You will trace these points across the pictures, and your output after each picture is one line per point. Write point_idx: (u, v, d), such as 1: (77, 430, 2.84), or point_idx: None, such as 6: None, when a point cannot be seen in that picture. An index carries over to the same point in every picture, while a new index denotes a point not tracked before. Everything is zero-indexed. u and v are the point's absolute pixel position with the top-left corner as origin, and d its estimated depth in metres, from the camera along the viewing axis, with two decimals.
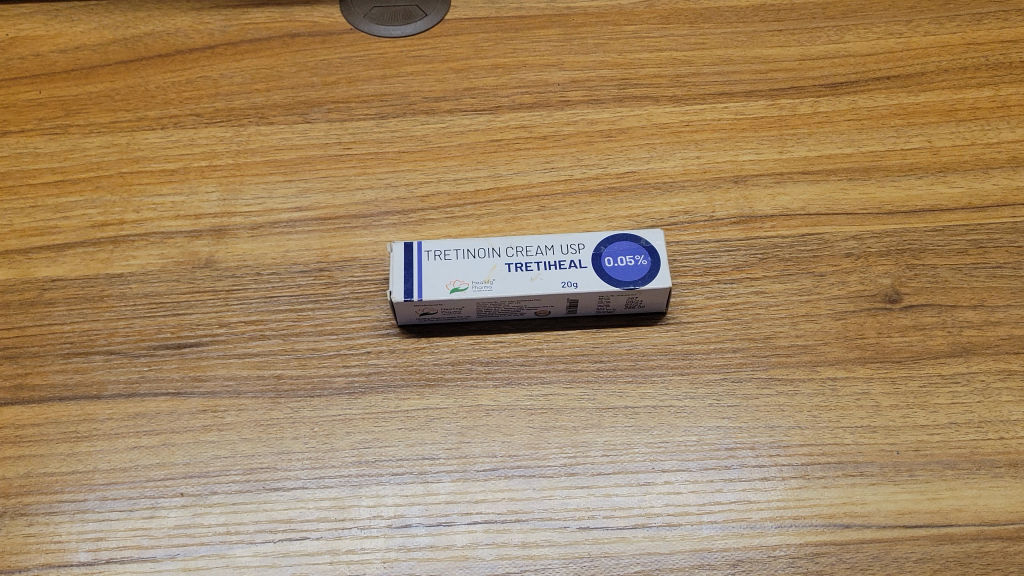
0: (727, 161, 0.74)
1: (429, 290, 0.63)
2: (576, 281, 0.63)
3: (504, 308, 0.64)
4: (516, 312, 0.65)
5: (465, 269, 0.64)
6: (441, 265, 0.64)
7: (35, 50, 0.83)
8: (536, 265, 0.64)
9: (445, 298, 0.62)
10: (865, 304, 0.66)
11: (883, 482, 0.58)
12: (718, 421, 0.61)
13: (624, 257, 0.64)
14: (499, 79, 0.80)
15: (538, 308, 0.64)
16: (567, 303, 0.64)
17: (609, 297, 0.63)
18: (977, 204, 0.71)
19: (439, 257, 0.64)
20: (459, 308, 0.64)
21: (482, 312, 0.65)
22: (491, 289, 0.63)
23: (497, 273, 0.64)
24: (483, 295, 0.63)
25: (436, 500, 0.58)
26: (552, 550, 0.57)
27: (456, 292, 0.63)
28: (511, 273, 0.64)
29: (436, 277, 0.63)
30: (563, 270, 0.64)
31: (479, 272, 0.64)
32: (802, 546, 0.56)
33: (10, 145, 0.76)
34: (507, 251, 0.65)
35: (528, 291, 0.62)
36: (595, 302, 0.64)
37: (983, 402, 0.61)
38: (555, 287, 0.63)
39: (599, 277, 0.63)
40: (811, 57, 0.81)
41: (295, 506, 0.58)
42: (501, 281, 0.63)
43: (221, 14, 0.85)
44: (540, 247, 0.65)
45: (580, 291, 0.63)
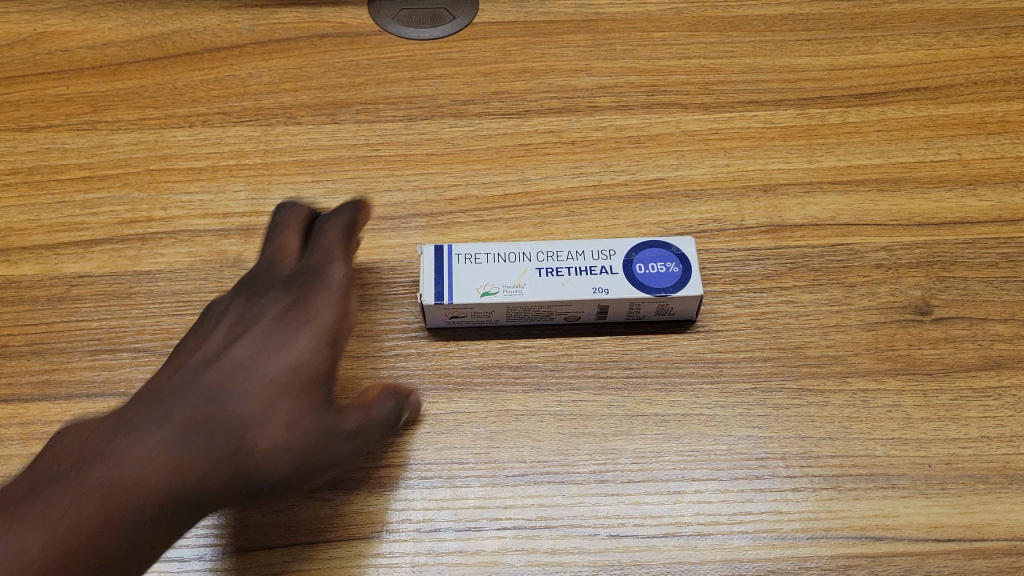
0: (757, 169, 0.74)
1: (460, 293, 0.62)
2: (607, 287, 0.63)
3: (534, 312, 0.64)
4: (545, 317, 0.64)
5: (495, 274, 0.63)
6: (471, 270, 0.63)
7: (63, 46, 0.83)
8: (567, 271, 0.64)
9: (476, 301, 0.62)
10: (895, 316, 0.66)
11: (914, 495, 0.58)
12: (748, 431, 0.61)
13: (655, 264, 0.64)
14: (528, 84, 0.80)
15: (567, 314, 0.64)
16: (597, 309, 0.64)
17: (640, 304, 0.63)
18: (1007, 217, 0.70)
19: (469, 261, 0.64)
20: (489, 312, 0.63)
21: (511, 316, 0.64)
22: (523, 293, 0.62)
23: (528, 277, 0.63)
24: (515, 300, 0.62)
25: (465, 505, 0.58)
26: (582, 557, 0.56)
27: (487, 296, 0.62)
28: (541, 278, 0.63)
29: (466, 281, 0.63)
30: (594, 276, 0.63)
31: (509, 276, 0.63)
32: (834, 558, 0.56)
33: (38, 141, 0.76)
34: (538, 256, 0.64)
35: (560, 296, 0.62)
36: (625, 309, 0.64)
37: (1014, 417, 0.61)
38: (586, 292, 0.62)
39: (630, 283, 0.63)
40: (840, 67, 0.80)
41: (324, 508, 0.58)
42: (532, 285, 0.63)
43: (249, 13, 0.85)
44: (571, 253, 0.64)
45: (611, 297, 0.62)
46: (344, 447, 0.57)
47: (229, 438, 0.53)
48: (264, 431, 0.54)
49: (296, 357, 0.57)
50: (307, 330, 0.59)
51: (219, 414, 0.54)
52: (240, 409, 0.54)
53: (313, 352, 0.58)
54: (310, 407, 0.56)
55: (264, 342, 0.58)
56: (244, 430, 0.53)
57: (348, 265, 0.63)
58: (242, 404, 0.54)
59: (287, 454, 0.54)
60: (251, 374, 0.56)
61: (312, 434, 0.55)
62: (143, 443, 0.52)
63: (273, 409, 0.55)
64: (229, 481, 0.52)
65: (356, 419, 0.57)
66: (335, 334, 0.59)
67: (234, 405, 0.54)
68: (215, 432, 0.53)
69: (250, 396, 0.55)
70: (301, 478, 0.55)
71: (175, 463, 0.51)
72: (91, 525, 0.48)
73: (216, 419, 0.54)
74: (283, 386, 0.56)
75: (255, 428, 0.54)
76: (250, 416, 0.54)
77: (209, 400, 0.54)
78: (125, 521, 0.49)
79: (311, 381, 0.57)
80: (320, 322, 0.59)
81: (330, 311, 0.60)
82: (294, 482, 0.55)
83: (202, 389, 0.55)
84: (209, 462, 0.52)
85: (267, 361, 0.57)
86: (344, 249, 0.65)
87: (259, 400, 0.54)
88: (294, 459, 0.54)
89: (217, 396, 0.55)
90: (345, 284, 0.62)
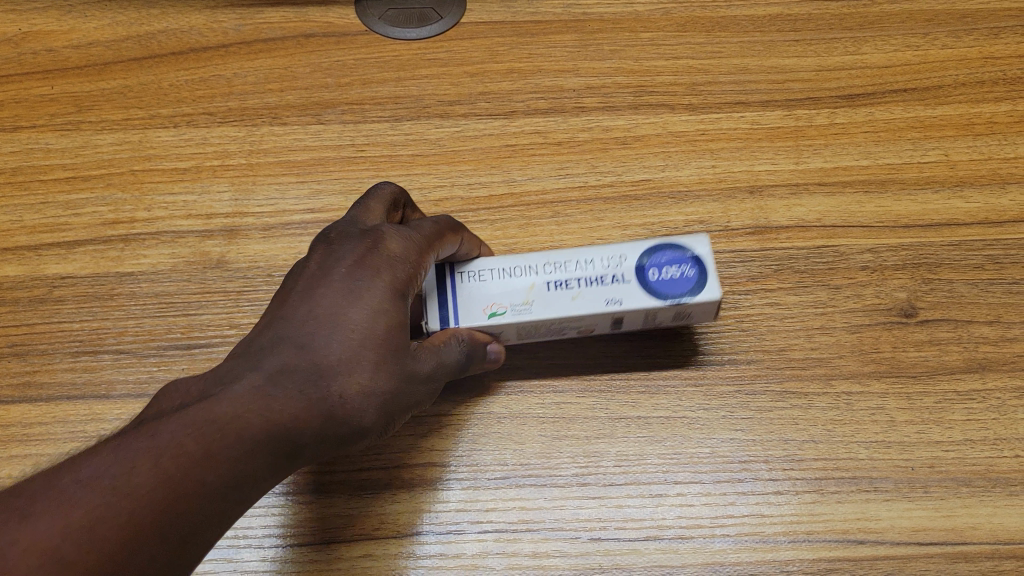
0: (743, 171, 0.74)
1: (465, 316, 0.60)
2: (620, 298, 0.60)
3: (546, 327, 0.62)
4: (558, 331, 0.62)
5: (501, 292, 0.61)
6: (476, 288, 0.61)
7: (48, 46, 0.83)
8: (577, 282, 0.61)
9: (483, 324, 0.60)
10: (880, 318, 0.65)
11: (896, 498, 0.58)
12: (731, 433, 0.61)
13: (670, 267, 0.60)
14: (514, 84, 0.79)
15: (581, 326, 0.62)
16: (611, 320, 0.61)
17: (655, 312, 0.60)
18: (994, 219, 0.70)
19: (473, 278, 0.61)
20: (498, 331, 0.61)
21: (523, 333, 0.62)
22: (532, 311, 0.60)
23: (536, 293, 0.61)
24: (523, 320, 0.60)
25: (446, 509, 0.58)
26: (563, 560, 0.56)
27: (494, 317, 0.60)
28: (550, 292, 0.60)
29: (472, 302, 0.61)
30: (606, 286, 0.60)
31: (517, 293, 0.61)
32: (815, 561, 0.56)
33: (22, 141, 0.76)
34: (546, 268, 0.61)
35: (570, 312, 0.60)
36: (640, 317, 0.61)
37: (998, 419, 0.60)
38: (598, 306, 0.60)
39: (644, 291, 0.60)
40: (828, 68, 0.80)
41: (303, 509, 0.58)
42: (541, 302, 0.60)
43: (235, 13, 0.85)
44: (580, 261, 0.61)
45: (625, 308, 0.60)
46: (424, 389, 0.55)
47: (324, 388, 0.49)
48: (354, 381, 0.50)
49: (378, 302, 0.52)
50: (385, 272, 0.54)
51: (309, 362, 0.50)
52: (330, 356, 0.50)
53: (394, 297, 0.53)
54: (396, 354, 0.52)
55: (340, 282, 0.53)
56: (334, 378, 0.50)
57: (432, 239, 0.58)
58: (333, 349, 0.50)
59: (377, 398, 0.51)
60: (336, 316, 0.51)
61: (399, 381, 0.52)
62: (233, 400, 0.47)
63: (364, 353, 0.51)
64: (321, 430, 0.49)
65: (437, 363, 0.56)
66: (411, 279, 0.55)
67: (323, 347, 0.50)
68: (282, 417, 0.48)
69: (340, 344, 0.50)
70: (386, 418, 0.53)
71: (270, 416, 0.47)
72: (190, 477, 0.45)
73: (307, 369, 0.49)
74: (373, 331, 0.51)
75: (343, 379, 0.50)
76: (341, 363, 0.50)
77: (294, 350, 0.50)
78: (223, 476, 0.46)
79: (397, 326, 0.53)
80: (395, 270, 0.54)
81: (407, 260, 0.55)
82: (381, 422, 0.53)
83: (287, 335, 0.51)
84: (297, 402, 0.48)
85: (350, 302, 0.52)
86: (448, 234, 0.59)
87: (351, 346, 0.51)
88: (380, 404, 0.52)
89: (303, 341, 0.50)
90: (425, 242, 0.57)
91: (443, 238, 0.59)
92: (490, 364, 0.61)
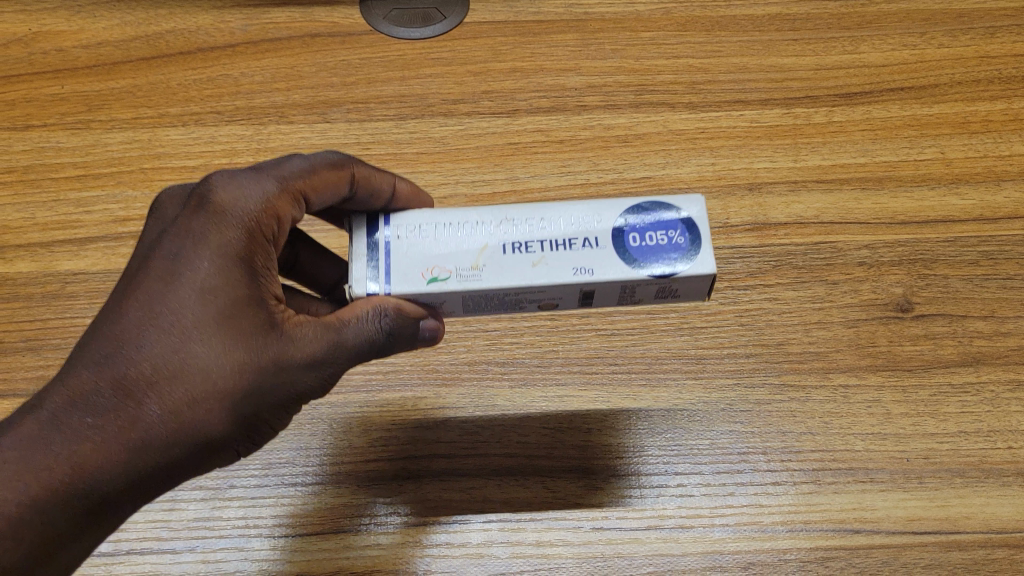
0: (742, 168, 0.75)
1: (402, 279, 0.52)
2: (591, 267, 0.52)
3: (499, 299, 0.53)
4: (515, 303, 0.54)
5: (447, 254, 0.53)
6: (417, 249, 0.53)
7: (58, 46, 0.84)
8: (540, 248, 0.53)
9: (424, 290, 0.51)
10: (877, 313, 0.67)
11: (892, 489, 0.59)
12: (730, 426, 0.62)
13: (653, 236, 0.53)
14: (517, 83, 0.80)
15: (543, 299, 0.54)
16: (578, 293, 0.53)
17: (633, 285, 0.53)
18: (988, 216, 0.71)
19: (415, 238, 0.53)
20: (443, 300, 0.53)
21: (468, 304, 0.54)
22: (482, 277, 0.52)
23: (489, 257, 0.52)
24: (471, 286, 0.52)
25: (451, 499, 0.60)
26: (566, 549, 0.57)
27: (436, 283, 0.52)
28: (506, 257, 0.53)
29: (412, 263, 0.52)
30: (574, 253, 0.53)
31: (465, 257, 0.52)
32: (813, 550, 0.57)
33: (33, 140, 0.77)
34: (502, 230, 0.54)
35: (529, 281, 0.52)
36: (613, 291, 0.53)
37: (992, 412, 0.62)
38: (564, 275, 0.52)
39: (620, 260, 0.52)
40: (826, 67, 0.81)
41: (312, 500, 0.60)
42: (494, 267, 0.52)
43: (242, 14, 0.86)
44: (544, 224, 0.54)
45: (596, 279, 0.52)
46: (302, 376, 0.49)
47: (130, 409, 0.44)
48: (175, 392, 0.45)
49: (200, 286, 0.47)
50: (211, 246, 0.48)
51: (112, 382, 0.45)
52: (138, 369, 0.45)
53: (223, 274, 0.47)
54: (236, 343, 0.47)
55: (158, 271, 0.47)
56: (144, 393, 0.45)
57: (299, 177, 0.53)
58: (145, 356, 0.45)
59: (213, 402, 0.46)
60: (148, 316, 0.46)
61: (245, 374, 0.46)
62: (17, 446, 0.44)
63: (187, 356, 0.46)
64: (143, 455, 0.44)
65: (312, 347, 0.49)
66: (251, 240, 0.49)
67: (132, 356, 0.45)
68: (115, 439, 0.44)
69: (150, 351, 0.45)
70: (244, 416, 0.47)
71: (68, 455, 0.43)
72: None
73: (110, 390, 0.45)
74: (196, 326, 0.46)
75: (158, 392, 0.45)
76: (152, 375, 0.45)
77: (96, 369, 0.45)
78: (15, 534, 0.43)
79: (232, 308, 0.47)
80: (226, 237, 0.48)
81: (249, 209, 0.49)
82: (237, 424, 0.47)
83: (91, 352, 0.46)
84: (124, 422, 0.44)
85: (166, 295, 0.47)
86: (326, 171, 0.54)
87: (165, 351, 0.46)
88: (223, 406, 0.46)
89: (108, 355, 0.45)
90: (282, 181, 0.52)
91: (319, 174, 0.54)
92: (432, 340, 0.53)
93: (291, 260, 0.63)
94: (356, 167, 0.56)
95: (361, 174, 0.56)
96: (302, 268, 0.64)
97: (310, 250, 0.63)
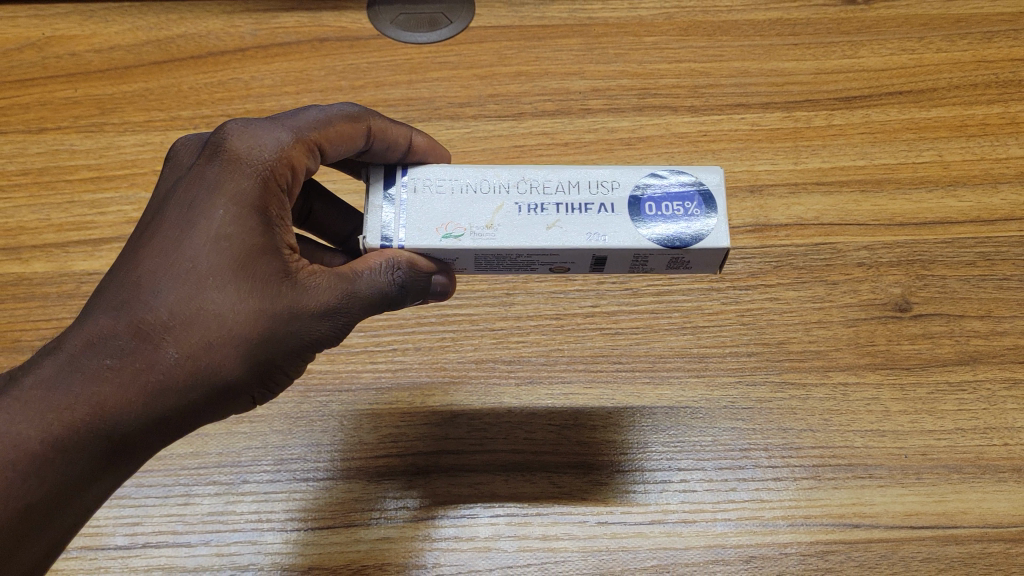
0: (743, 171, 0.76)
1: (416, 234, 0.54)
2: (603, 234, 0.54)
3: (512, 259, 0.55)
4: (528, 265, 0.56)
5: (463, 212, 0.55)
6: (433, 207, 0.56)
7: (71, 50, 0.86)
8: (554, 211, 0.55)
9: (437, 245, 0.54)
10: (876, 312, 0.68)
11: (891, 484, 0.60)
12: (732, 423, 0.63)
13: (668, 206, 0.55)
14: (522, 87, 0.82)
15: (555, 262, 0.56)
16: (590, 259, 0.55)
17: (645, 254, 0.55)
18: (985, 218, 0.73)
19: (431, 195, 0.56)
20: (455, 257, 0.55)
21: (481, 262, 0.56)
22: (495, 237, 0.54)
23: (503, 218, 0.55)
24: (483, 245, 0.54)
25: (459, 494, 0.61)
26: (572, 543, 0.59)
27: (449, 239, 0.54)
28: (520, 218, 0.55)
29: (427, 220, 0.55)
30: (587, 218, 0.55)
31: (479, 216, 0.55)
32: (812, 544, 0.58)
33: (48, 142, 0.79)
34: (519, 192, 0.56)
35: (542, 243, 0.54)
36: (625, 258, 0.55)
37: (988, 409, 0.63)
38: (577, 239, 0.54)
39: (633, 228, 0.55)
40: (826, 72, 0.83)
41: (324, 495, 0.61)
42: (507, 227, 0.55)
43: (252, 18, 0.88)
44: (561, 188, 0.56)
45: (608, 246, 0.54)
46: (316, 325, 0.50)
47: (147, 352, 0.46)
48: (191, 337, 0.47)
49: (217, 232, 0.48)
50: (227, 192, 0.49)
51: (130, 326, 0.47)
52: (155, 314, 0.47)
53: (240, 221, 0.49)
54: (252, 289, 0.48)
55: (176, 219, 0.49)
56: (161, 337, 0.47)
57: (316, 127, 0.55)
58: (160, 302, 0.47)
59: (229, 348, 0.48)
60: (165, 262, 0.48)
61: (261, 321, 0.48)
62: (39, 386, 0.46)
63: (203, 303, 0.47)
64: (159, 397, 0.46)
65: (326, 296, 0.50)
66: (265, 188, 0.50)
67: (147, 303, 0.47)
68: (131, 381, 0.46)
69: (167, 297, 0.47)
70: (260, 363, 0.49)
71: (87, 396, 0.45)
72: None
73: (128, 334, 0.46)
74: (212, 273, 0.48)
75: (175, 336, 0.47)
76: (169, 319, 0.47)
77: (115, 313, 0.47)
78: (36, 473, 0.45)
79: (248, 255, 0.49)
80: (241, 184, 0.50)
81: (266, 156, 0.51)
82: (254, 370, 0.49)
83: (109, 298, 0.48)
84: (139, 366, 0.46)
85: (184, 242, 0.48)
86: (342, 122, 0.56)
87: (181, 297, 0.47)
88: (239, 351, 0.48)
89: (126, 301, 0.47)
90: (297, 130, 0.53)
91: (335, 125, 0.56)
92: (443, 293, 0.57)
93: (306, 212, 0.66)
94: (371, 119, 0.58)
95: (376, 126, 0.58)
96: (316, 218, 0.67)
97: (323, 203, 0.66)
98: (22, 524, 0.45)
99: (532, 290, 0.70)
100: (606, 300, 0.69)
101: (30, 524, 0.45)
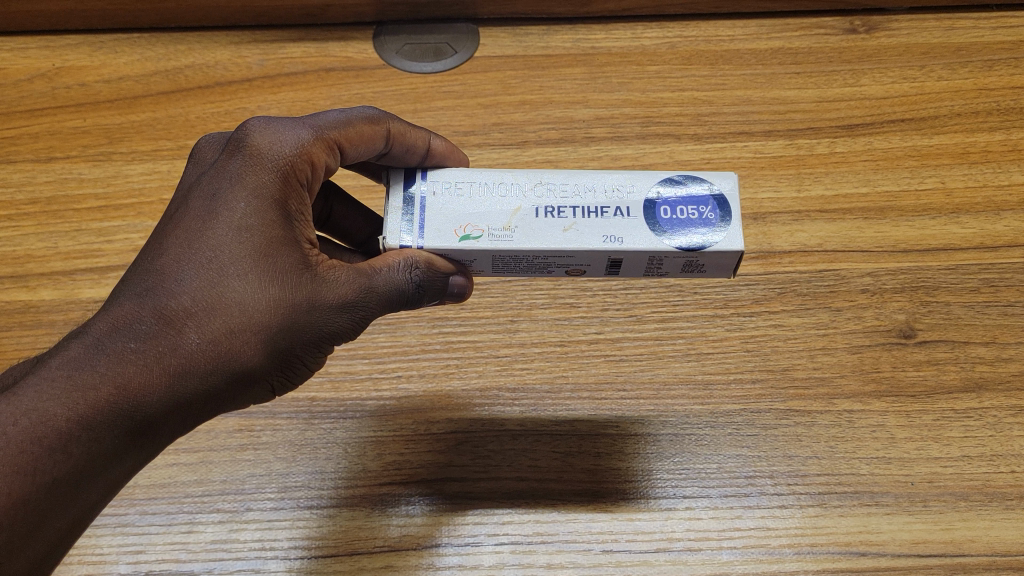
0: (747, 198, 0.77)
1: (434, 235, 0.55)
2: (619, 236, 0.55)
3: (528, 260, 0.56)
4: (544, 267, 0.57)
5: (481, 214, 0.56)
6: (451, 210, 0.56)
7: (81, 80, 0.87)
8: (571, 214, 0.56)
9: (454, 247, 0.55)
10: (880, 338, 0.68)
11: (897, 512, 0.60)
12: (738, 450, 0.63)
13: (684, 210, 0.56)
14: (526, 115, 0.83)
15: (571, 264, 0.57)
16: (607, 261, 0.56)
17: (660, 257, 0.55)
18: (989, 244, 0.73)
19: (450, 197, 0.57)
20: (472, 259, 0.56)
21: (498, 264, 0.57)
22: (512, 238, 0.55)
23: (520, 220, 0.56)
24: (500, 246, 0.55)
25: (463, 522, 0.61)
26: (576, 571, 0.59)
27: (467, 241, 0.55)
28: (537, 221, 0.56)
29: (445, 222, 0.56)
30: (604, 221, 0.56)
31: (497, 218, 0.56)
32: (819, 573, 0.58)
33: (57, 171, 0.80)
34: (536, 195, 0.57)
35: (558, 245, 0.55)
36: (641, 261, 0.56)
37: (995, 437, 0.63)
38: (593, 241, 0.55)
39: (649, 231, 0.55)
40: (828, 100, 0.83)
41: (327, 523, 0.61)
42: (524, 229, 0.55)
43: (259, 48, 0.89)
44: (578, 192, 0.57)
45: (624, 248, 0.55)
46: (334, 318, 0.52)
47: (170, 336, 0.47)
48: (213, 323, 0.48)
49: (237, 224, 0.50)
50: (247, 186, 0.51)
51: (153, 311, 0.48)
52: (178, 300, 0.48)
53: (260, 213, 0.50)
54: (272, 279, 0.50)
55: (198, 211, 0.51)
56: (183, 322, 0.48)
57: (335, 127, 0.56)
58: (183, 290, 0.48)
59: (250, 334, 0.49)
60: (188, 251, 0.49)
61: (280, 309, 0.49)
62: (64, 366, 0.46)
63: (224, 291, 0.49)
64: (183, 380, 0.47)
65: (343, 290, 0.52)
66: (285, 183, 0.52)
67: (171, 291, 0.48)
68: (156, 362, 0.47)
69: (189, 284, 0.48)
70: (279, 352, 0.50)
71: (112, 375, 0.46)
72: (18, 456, 0.44)
73: (151, 318, 0.47)
74: (232, 262, 0.49)
75: (197, 322, 0.48)
76: (191, 306, 0.48)
77: (139, 300, 0.48)
78: (63, 448, 0.45)
79: (269, 246, 0.50)
80: (261, 179, 0.51)
81: (285, 153, 0.52)
82: (272, 358, 0.50)
83: (133, 285, 0.49)
84: (163, 348, 0.47)
85: (206, 233, 0.50)
86: (363, 124, 0.57)
87: (204, 285, 0.48)
88: (259, 338, 0.49)
89: (150, 288, 0.48)
90: (317, 129, 0.54)
91: (355, 127, 0.57)
92: (459, 295, 0.57)
93: (326, 215, 0.67)
94: (390, 121, 0.59)
95: (395, 130, 0.58)
96: (336, 221, 0.68)
97: (344, 206, 0.67)
98: (47, 498, 0.45)
99: (536, 316, 0.70)
100: (610, 327, 0.69)
101: (54, 499, 0.45)
